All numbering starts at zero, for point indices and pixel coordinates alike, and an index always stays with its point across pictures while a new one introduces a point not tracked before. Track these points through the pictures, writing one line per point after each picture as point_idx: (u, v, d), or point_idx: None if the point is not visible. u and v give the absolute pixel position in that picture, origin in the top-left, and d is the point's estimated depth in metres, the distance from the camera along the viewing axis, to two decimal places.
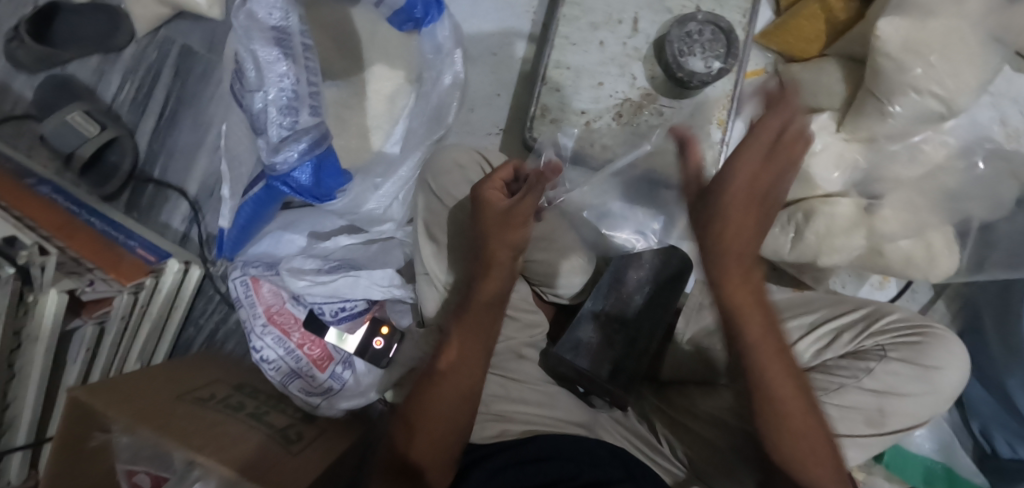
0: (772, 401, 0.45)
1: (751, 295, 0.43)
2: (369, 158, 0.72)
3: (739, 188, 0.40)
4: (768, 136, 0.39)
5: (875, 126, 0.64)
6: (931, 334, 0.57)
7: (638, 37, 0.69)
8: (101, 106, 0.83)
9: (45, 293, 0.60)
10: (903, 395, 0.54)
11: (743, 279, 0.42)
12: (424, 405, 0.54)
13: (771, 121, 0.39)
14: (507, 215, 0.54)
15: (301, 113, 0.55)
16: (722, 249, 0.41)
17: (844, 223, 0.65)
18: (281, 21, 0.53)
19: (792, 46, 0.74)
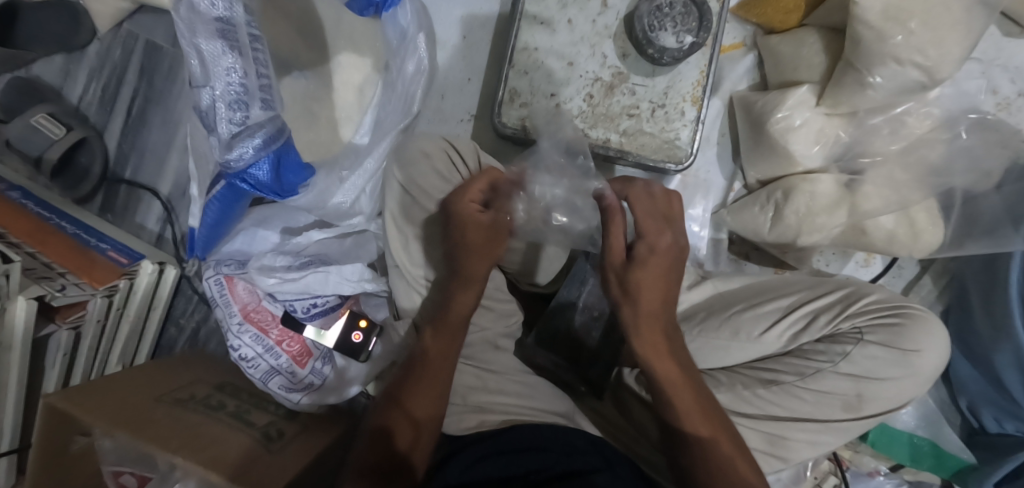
0: (677, 416, 0.46)
1: (656, 329, 0.47)
2: (339, 150, 0.70)
3: (657, 256, 0.46)
4: (652, 234, 0.47)
5: (856, 99, 0.62)
6: (910, 315, 0.55)
7: (607, 14, 0.66)
8: (69, 107, 0.81)
9: (13, 301, 0.60)
10: (882, 379, 0.54)
11: (658, 328, 0.47)
12: (410, 406, 0.53)
13: (648, 225, 0.47)
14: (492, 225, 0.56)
15: (252, 103, 0.53)
16: (640, 298, 0.46)
17: (825, 200, 0.64)
18: (225, 8, 0.51)
19: (771, 18, 0.70)
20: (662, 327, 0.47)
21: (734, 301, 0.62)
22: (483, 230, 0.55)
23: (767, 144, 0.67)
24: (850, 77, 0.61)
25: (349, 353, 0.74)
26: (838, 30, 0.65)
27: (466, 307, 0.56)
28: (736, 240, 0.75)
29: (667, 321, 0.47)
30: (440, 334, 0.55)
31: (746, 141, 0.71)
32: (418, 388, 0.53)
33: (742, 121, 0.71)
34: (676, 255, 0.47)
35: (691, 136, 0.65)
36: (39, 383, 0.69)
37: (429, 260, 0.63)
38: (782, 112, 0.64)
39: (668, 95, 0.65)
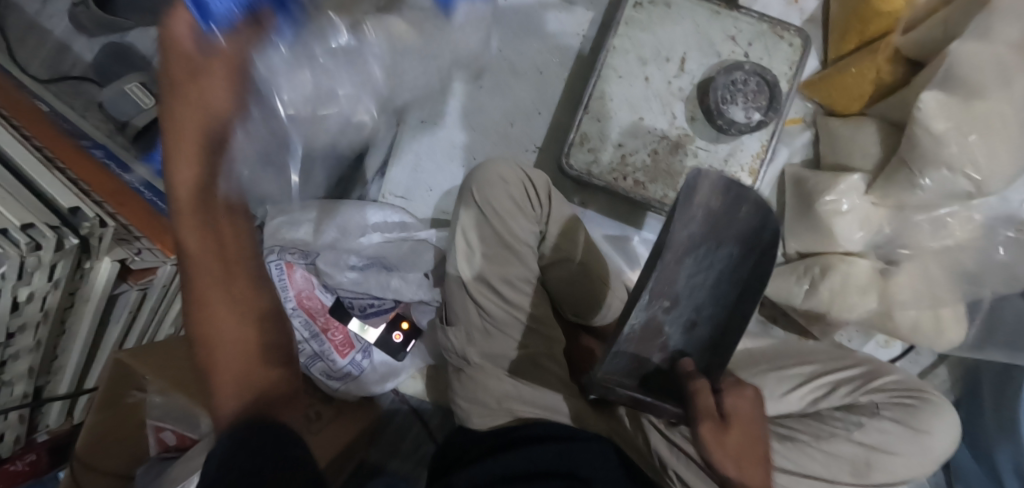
0: None
1: (752, 466, 0.49)
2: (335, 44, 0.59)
3: (742, 408, 0.50)
4: (734, 398, 0.50)
5: (905, 195, 0.66)
6: (923, 399, 0.60)
7: (683, 77, 0.70)
8: (157, 78, 0.86)
9: (99, 260, 0.65)
10: (893, 453, 0.57)
11: (756, 466, 0.49)
12: (263, 352, 0.41)
13: (738, 414, 0.49)
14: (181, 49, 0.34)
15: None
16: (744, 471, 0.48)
17: (859, 282, 0.68)
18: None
19: (838, 102, 0.74)
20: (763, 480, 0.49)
21: (761, 359, 0.66)
22: (198, 153, 0.37)
23: (811, 220, 0.71)
24: (903, 175, 0.65)
25: (389, 351, 0.78)
26: (897, 125, 0.69)
27: (202, 247, 0.38)
28: (767, 303, 0.79)
29: (760, 453, 0.50)
30: (224, 288, 0.39)
31: (791, 214, 0.75)
32: (211, 332, 0.39)
33: (791, 194, 0.75)
34: (757, 395, 0.52)
35: None
36: (103, 334, 0.74)
37: (488, 275, 0.68)
38: (831, 196, 0.68)
39: (727, 162, 0.69)
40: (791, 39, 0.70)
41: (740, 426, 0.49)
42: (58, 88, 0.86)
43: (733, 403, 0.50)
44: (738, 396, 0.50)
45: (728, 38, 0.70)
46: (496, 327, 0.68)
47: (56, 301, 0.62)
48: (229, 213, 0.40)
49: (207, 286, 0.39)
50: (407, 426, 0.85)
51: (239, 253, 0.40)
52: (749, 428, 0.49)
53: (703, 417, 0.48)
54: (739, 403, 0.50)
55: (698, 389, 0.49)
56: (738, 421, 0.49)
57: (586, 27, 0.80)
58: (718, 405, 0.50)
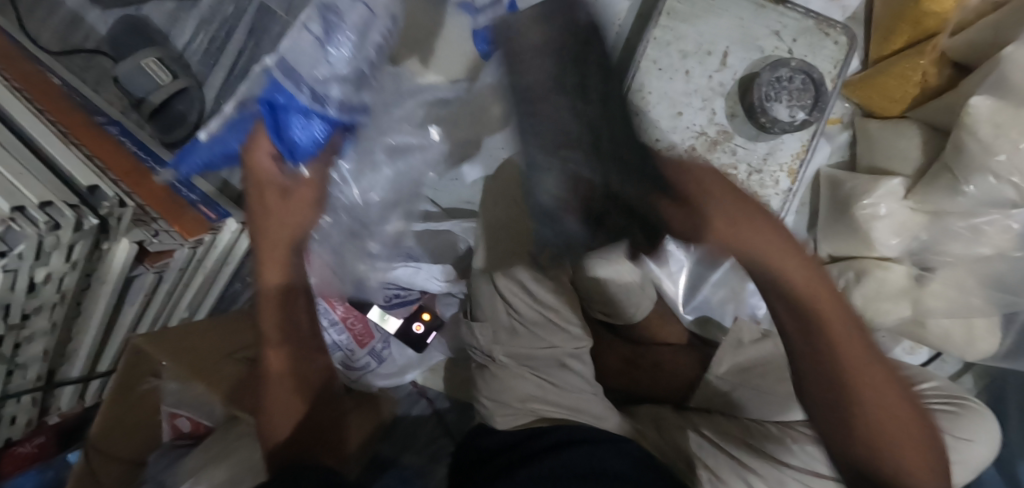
0: (868, 398, 0.41)
1: (844, 327, 0.40)
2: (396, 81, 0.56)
3: (761, 219, 0.38)
4: (755, 230, 0.37)
5: (945, 202, 0.64)
6: (964, 406, 0.59)
7: (725, 72, 0.68)
8: (174, 54, 0.83)
9: (117, 240, 0.62)
10: None
11: (837, 315, 0.40)
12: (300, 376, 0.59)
13: (763, 236, 0.37)
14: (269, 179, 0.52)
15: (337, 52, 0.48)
16: (824, 323, 0.40)
17: (894, 288, 0.67)
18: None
19: (878, 105, 0.73)
20: (863, 344, 0.41)
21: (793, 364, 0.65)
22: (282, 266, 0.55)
23: (846, 223, 0.69)
24: (945, 182, 0.63)
25: (410, 342, 0.76)
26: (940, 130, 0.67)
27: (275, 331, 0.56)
28: None
29: (840, 306, 0.41)
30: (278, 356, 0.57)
31: (824, 216, 0.74)
32: (273, 388, 0.57)
33: (825, 196, 0.74)
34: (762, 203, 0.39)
35: (780, 205, 0.68)
36: (117, 318, 0.72)
37: (522, 275, 0.66)
38: (869, 200, 0.67)
39: (767, 162, 0.68)
40: (836, 36, 0.68)
41: (801, 277, 0.39)
42: (71, 61, 0.84)
43: (733, 210, 0.37)
44: (707, 177, 0.38)
45: (772, 33, 0.68)
46: (523, 325, 0.68)
47: (73, 283, 0.60)
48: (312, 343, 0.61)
49: (284, 349, 0.58)
50: (421, 423, 0.83)
51: (298, 332, 0.59)
52: (788, 251, 0.38)
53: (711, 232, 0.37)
54: (711, 191, 0.38)
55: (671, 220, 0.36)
56: (772, 258, 0.38)
57: (622, 17, 0.77)
58: (675, 195, 0.37)
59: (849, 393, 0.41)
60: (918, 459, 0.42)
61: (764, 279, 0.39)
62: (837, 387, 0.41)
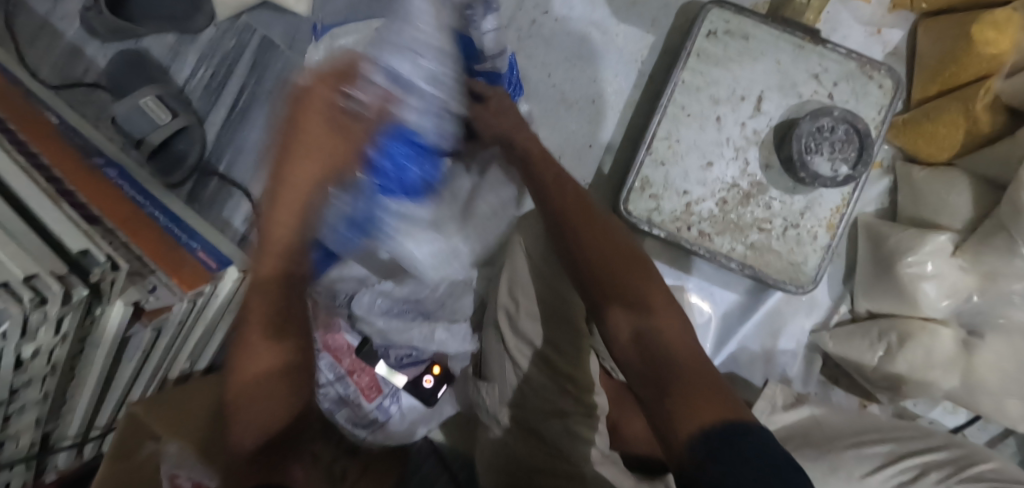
0: (653, 323, 0.43)
1: (589, 222, 0.51)
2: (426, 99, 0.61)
3: (545, 172, 0.56)
4: (546, 176, 0.56)
5: (1001, 263, 0.59)
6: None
7: (759, 119, 0.64)
8: (174, 89, 0.79)
9: (111, 304, 0.59)
10: None
11: (602, 233, 0.50)
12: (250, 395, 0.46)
13: (552, 182, 0.55)
14: (335, 117, 0.39)
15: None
16: (563, 220, 0.52)
17: (942, 355, 0.62)
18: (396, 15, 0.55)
19: (923, 151, 0.68)
20: (596, 218, 0.51)
21: (833, 434, 0.59)
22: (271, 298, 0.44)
23: (891, 283, 0.65)
24: (1003, 242, 0.58)
25: (419, 397, 0.72)
26: (994, 182, 0.63)
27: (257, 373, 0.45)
28: (830, 363, 0.73)
29: (605, 224, 0.51)
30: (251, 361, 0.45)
31: (864, 270, 0.69)
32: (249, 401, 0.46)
33: (865, 249, 0.69)
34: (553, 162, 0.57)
35: (817, 262, 0.64)
36: (114, 378, 0.68)
37: (530, 336, 0.63)
38: (914, 258, 0.62)
39: (803, 216, 0.63)
40: (881, 80, 0.63)
41: (587, 225, 0.51)
42: (71, 96, 0.80)
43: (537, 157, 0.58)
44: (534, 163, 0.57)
45: (810, 77, 0.63)
46: (532, 389, 0.63)
47: (64, 353, 0.56)
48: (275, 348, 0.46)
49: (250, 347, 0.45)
50: (433, 478, 0.79)
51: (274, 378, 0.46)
52: (608, 239, 0.50)
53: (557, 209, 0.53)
54: (546, 178, 0.55)
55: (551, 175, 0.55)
56: (575, 206, 0.52)
57: (644, 52, 0.73)
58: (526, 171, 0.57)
59: (670, 370, 0.40)
60: (697, 403, 0.38)
61: (571, 251, 0.50)
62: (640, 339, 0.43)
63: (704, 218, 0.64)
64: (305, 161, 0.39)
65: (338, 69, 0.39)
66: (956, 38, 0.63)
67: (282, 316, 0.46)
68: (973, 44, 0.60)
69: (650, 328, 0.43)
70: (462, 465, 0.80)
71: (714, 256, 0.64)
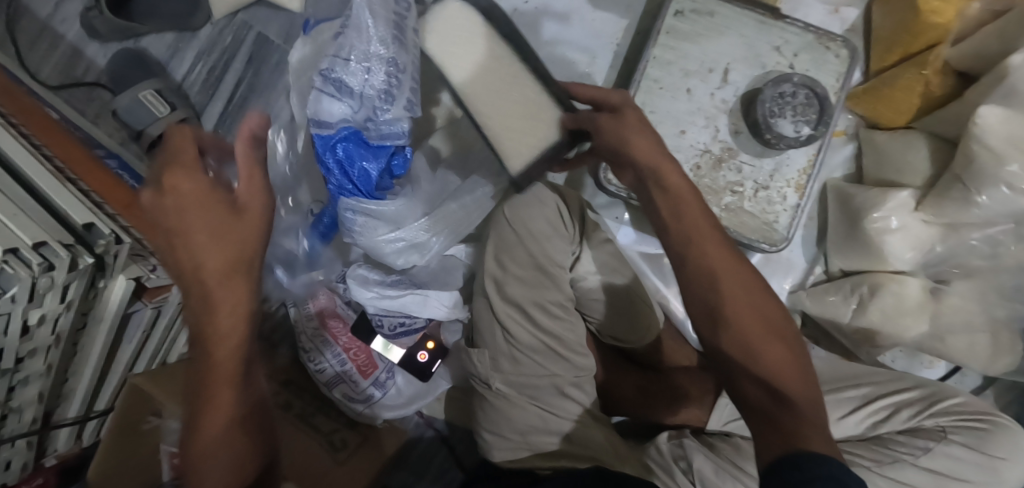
0: (763, 357, 0.42)
1: (703, 229, 0.45)
2: (507, 107, 0.51)
3: (661, 158, 0.47)
4: (664, 171, 0.47)
5: (960, 213, 0.63)
6: (995, 423, 0.56)
7: (727, 89, 0.68)
8: (173, 84, 0.82)
9: (114, 278, 0.61)
10: (960, 480, 0.54)
11: (717, 244, 0.45)
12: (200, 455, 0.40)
13: (670, 174, 0.47)
14: (216, 196, 0.40)
15: (399, 98, 0.52)
16: (682, 220, 0.46)
17: (911, 304, 0.65)
18: (406, 10, 0.51)
19: (884, 116, 0.72)
20: (711, 226, 0.46)
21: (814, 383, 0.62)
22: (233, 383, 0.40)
23: (860, 241, 0.68)
24: (959, 193, 0.62)
25: (413, 372, 0.74)
26: (949, 140, 0.67)
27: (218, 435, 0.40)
28: (809, 322, 0.76)
29: (718, 232, 0.46)
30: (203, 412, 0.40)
31: (835, 230, 0.72)
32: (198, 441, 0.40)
33: (836, 210, 0.73)
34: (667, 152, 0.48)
35: (788, 220, 0.67)
36: (116, 358, 0.70)
37: (520, 299, 0.65)
38: (880, 213, 0.66)
39: (773, 178, 0.67)
40: (838, 50, 0.67)
41: (706, 235, 0.45)
42: (70, 95, 0.82)
43: (645, 154, 0.47)
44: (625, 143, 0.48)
45: (774, 49, 0.67)
46: (522, 353, 0.67)
47: (68, 324, 0.58)
48: (246, 379, 0.42)
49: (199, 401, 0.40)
50: (432, 451, 0.81)
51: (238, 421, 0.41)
52: (739, 270, 0.44)
53: (682, 210, 0.46)
54: (663, 167, 0.47)
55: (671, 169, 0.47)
56: (692, 209, 0.46)
57: (620, 35, 0.77)
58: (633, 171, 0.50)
59: (782, 408, 0.39)
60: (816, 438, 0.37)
61: (688, 255, 0.45)
62: (752, 367, 0.42)
63: None
64: (215, 251, 0.39)
65: (246, 169, 0.42)
66: (906, 9, 0.67)
67: (246, 373, 0.42)
68: (921, 13, 0.65)
69: (772, 375, 0.41)
70: (458, 438, 0.82)
71: None
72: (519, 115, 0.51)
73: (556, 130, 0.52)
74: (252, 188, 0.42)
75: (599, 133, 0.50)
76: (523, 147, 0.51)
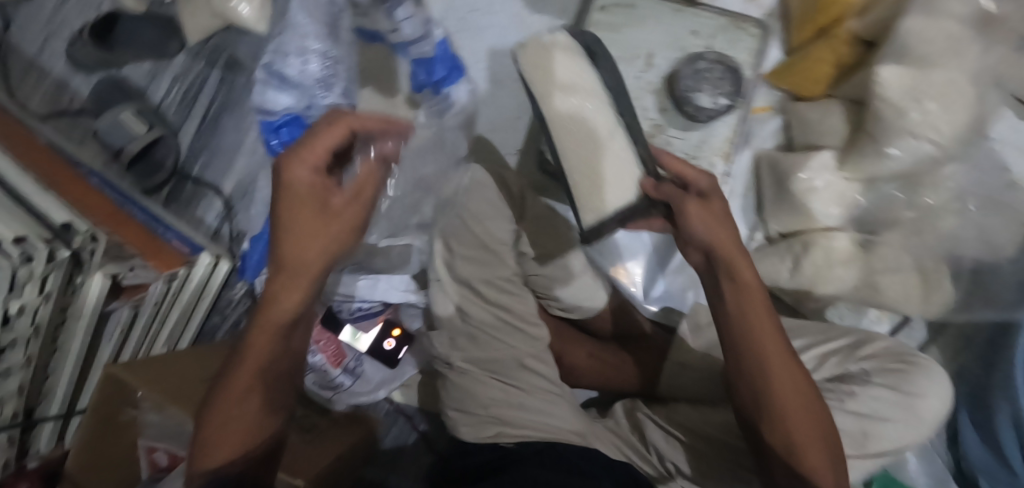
0: (795, 438, 0.49)
1: (767, 329, 0.50)
2: (606, 173, 0.53)
3: (729, 250, 0.49)
4: (739, 271, 0.50)
5: (876, 167, 0.67)
6: (912, 363, 0.59)
7: (651, 71, 0.73)
8: (151, 107, 0.89)
9: (91, 274, 0.66)
10: (887, 419, 0.56)
11: (775, 342, 0.50)
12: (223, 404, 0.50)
13: (742, 271, 0.50)
14: (314, 202, 0.45)
15: (336, 87, 0.58)
16: (747, 318, 0.50)
17: (840, 255, 0.69)
18: (339, 11, 0.58)
19: (802, 88, 0.77)
20: (772, 323, 0.50)
21: None
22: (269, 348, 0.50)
23: (790, 201, 0.73)
24: (872, 147, 0.67)
25: (379, 357, 0.78)
26: (860, 103, 0.72)
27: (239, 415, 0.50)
28: None
29: (778, 331, 0.51)
30: (228, 390, 0.50)
31: (769, 196, 0.77)
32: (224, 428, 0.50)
33: (768, 178, 0.77)
34: (736, 246, 0.50)
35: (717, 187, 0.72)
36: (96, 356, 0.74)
37: (469, 277, 0.68)
38: (807, 172, 0.70)
39: (700, 149, 0.72)
40: (750, 29, 0.73)
41: (765, 338, 0.50)
42: (56, 123, 0.89)
43: (714, 245, 0.49)
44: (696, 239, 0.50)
45: (692, 32, 0.73)
46: (480, 329, 0.69)
47: (48, 316, 0.63)
48: (269, 374, 0.51)
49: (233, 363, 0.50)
50: (404, 440, 0.84)
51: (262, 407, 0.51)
52: (794, 372, 0.50)
53: (745, 311, 0.50)
54: (737, 267, 0.50)
55: (744, 271, 0.50)
56: (751, 308, 0.50)
57: (557, 34, 0.84)
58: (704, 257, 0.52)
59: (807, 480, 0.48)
60: None
61: (746, 353, 0.50)
62: (786, 450, 0.49)
63: None
64: (312, 250, 0.45)
65: (360, 181, 0.48)
66: None
67: (282, 352, 0.52)
68: None
69: (802, 456, 0.49)
70: (429, 425, 0.84)
71: None
72: (608, 177, 0.53)
73: (636, 192, 0.53)
74: (350, 203, 0.47)
75: (685, 216, 0.49)
76: (598, 201, 0.54)
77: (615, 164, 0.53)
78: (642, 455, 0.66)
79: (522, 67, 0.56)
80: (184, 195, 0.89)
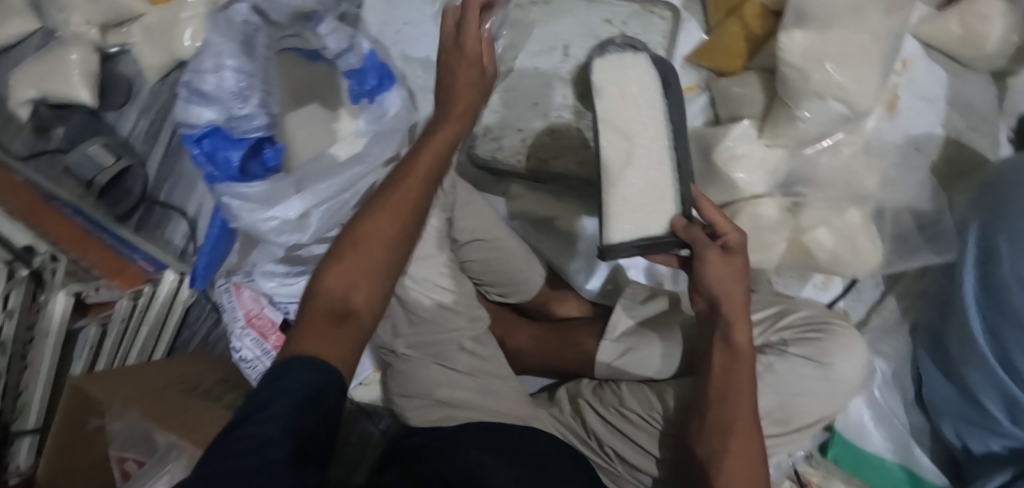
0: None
1: (745, 388, 0.55)
2: (645, 193, 0.60)
3: (736, 309, 0.56)
4: (736, 332, 0.56)
5: (791, 130, 0.69)
6: (828, 330, 0.60)
7: (569, 61, 0.77)
8: (120, 139, 0.95)
9: (54, 293, 0.71)
10: (802, 392, 0.58)
11: (746, 407, 0.55)
12: (364, 222, 0.51)
13: (739, 336, 0.56)
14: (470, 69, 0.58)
15: (252, 98, 0.63)
16: (735, 371, 0.55)
17: (769, 220, 0.70)
18: (253, 31, 0.65)
19: (721, 64, 0.79)
20: (751, 386, 0.55)
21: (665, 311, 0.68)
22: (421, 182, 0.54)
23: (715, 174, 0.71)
24: (785, 112, 0.68)
25: None
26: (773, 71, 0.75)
27: (376, 227, 0.50)
28: None
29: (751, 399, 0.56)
30: (380, 215, 0.51)
31: None
32: (340, 263, 0.48)
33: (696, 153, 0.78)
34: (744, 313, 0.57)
35: None
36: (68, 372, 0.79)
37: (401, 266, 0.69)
38: (733, 139, 0.71)
39: None
40: (660, 12, 0.77)
41: (742, 399, 0.55)
42: (36, 163, 0.95)
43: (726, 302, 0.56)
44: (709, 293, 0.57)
45: (605, 21, 0.77)
46: (418, 315, 0.69)
47: (13, 332, 0.67)
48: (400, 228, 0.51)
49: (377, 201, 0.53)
50: (366, 438, 0.85)
51: (396, 245, 0.51)
52: (752, 436, 0.54)
53: (735, 365, 0.55)
54: (737, 328, 0.56)
55: (744, 327, 0.56)
56: (742, 368, 0.56)
57: None
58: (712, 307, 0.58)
59: None
60: None
61: (723, 404, 0.55)
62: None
63: (541, 144, 0.76)
64: (463, 99, 0.58)
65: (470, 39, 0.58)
66: None
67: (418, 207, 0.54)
68: None
69: None
70: (390, 421, 0.86)
71: (555, 178, 0.76)
72: (647, 195, 0.60)
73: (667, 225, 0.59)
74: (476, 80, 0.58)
75: (701, 260, 0.56)
76: (631, 225, 0.59)
77: (651, 190, 0.60)
78: (583, 441, 0.68)
79: (597, 76, 0.63)
80: (153, 219, 0.95)
